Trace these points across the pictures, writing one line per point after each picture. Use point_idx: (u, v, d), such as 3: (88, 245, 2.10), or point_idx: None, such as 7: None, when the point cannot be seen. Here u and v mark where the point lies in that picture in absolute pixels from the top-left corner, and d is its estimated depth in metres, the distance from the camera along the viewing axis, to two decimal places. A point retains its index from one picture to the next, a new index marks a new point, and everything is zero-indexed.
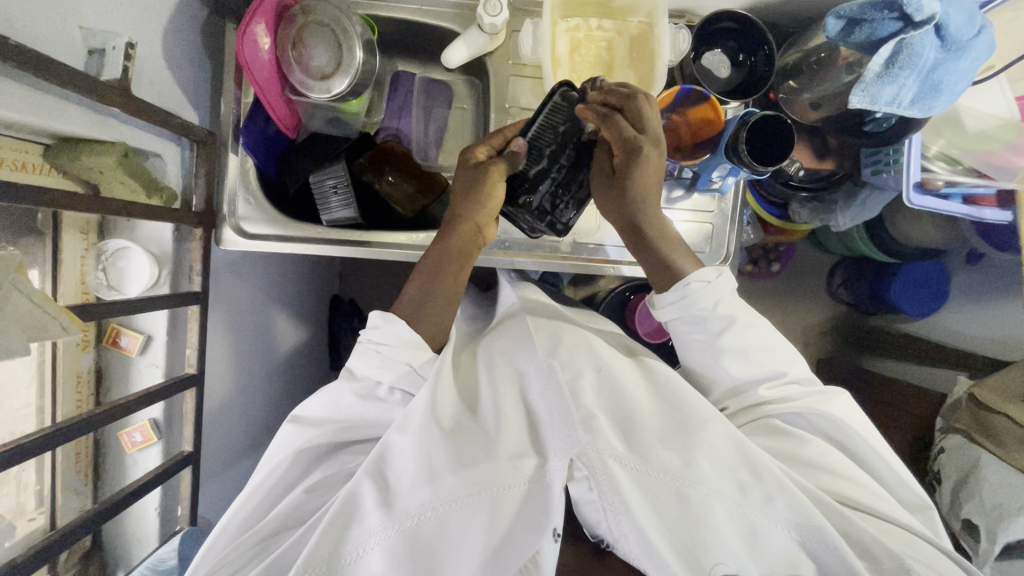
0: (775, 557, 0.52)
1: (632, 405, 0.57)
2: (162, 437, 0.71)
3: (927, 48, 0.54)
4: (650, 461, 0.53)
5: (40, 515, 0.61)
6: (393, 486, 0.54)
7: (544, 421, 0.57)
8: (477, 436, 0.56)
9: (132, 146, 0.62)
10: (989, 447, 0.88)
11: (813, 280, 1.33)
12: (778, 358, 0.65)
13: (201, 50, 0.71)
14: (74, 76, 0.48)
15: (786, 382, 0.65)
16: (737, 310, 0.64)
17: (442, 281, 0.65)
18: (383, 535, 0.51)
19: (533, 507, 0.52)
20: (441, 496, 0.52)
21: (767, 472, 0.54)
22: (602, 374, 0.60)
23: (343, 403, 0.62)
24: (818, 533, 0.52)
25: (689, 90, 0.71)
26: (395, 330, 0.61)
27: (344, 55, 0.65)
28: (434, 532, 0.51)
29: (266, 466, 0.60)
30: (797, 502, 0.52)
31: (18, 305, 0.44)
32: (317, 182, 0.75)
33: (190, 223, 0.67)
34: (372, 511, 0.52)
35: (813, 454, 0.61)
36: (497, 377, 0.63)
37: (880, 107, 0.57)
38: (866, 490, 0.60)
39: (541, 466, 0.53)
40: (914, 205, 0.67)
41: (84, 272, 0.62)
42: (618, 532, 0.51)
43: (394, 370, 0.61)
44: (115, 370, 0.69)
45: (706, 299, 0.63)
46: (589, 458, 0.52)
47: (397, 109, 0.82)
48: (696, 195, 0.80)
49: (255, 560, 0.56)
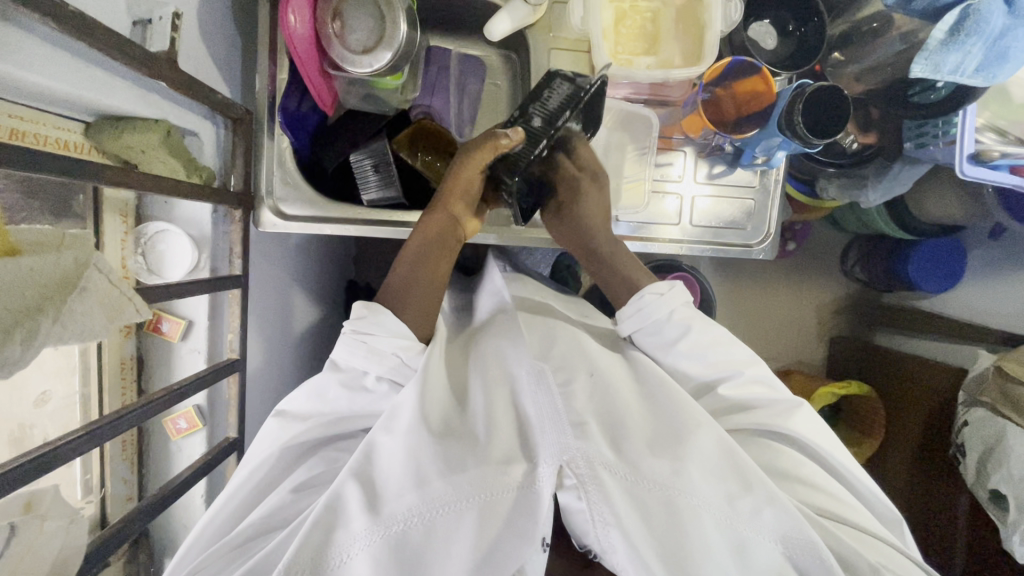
0: (764, 569, 0.50)
1: (622, 413, 0.55)
2: (207, 424, 0.69)
3: (995, 13, 0.53)
4: (639, 468, 0.50)
5: (89, 504, 0.60)
6: (379, 491, 0.50)
7: (534, 424, 0.53)
8: (466, 441, 0.53)
9: (173, 124, 0.60)
10: (1016, 419, 0.90)
11: (824, 259, 1.39)
12: (736, 358, 0.64)
13: (234, 23, 0.69)
14: (126, 45, 0.46)
15: (745, 381, 0.63)
16: (693, 318, 0.64)
17: (422, 270, 0.65)
18: (369, 540, 0.47)
19: (520, 514, 0.47)
20: (429, 502, 0.48)
21: (757, 480, 0.52)
22: (595, 380, 0.59)
23: (329, 394, 0.58)
24: (806, 546, 0.50)
25: (741, 60, 0.69)
26: (385, 322, 0.59)
27: (388, 27, 0.63)
28: (421, 538, 0.47)
29: (250, 462, 0.57)
30: (786, 513, 0.50)
31: (99, 284, 0.42)
32: (357, 162, 0.75)
33: (231, 204, 0.65)
34: (357, 515, 0.48)
35: (777, 463, 0.60)
36: (489, 380, 0.60)
37: (943, 75, 0.57)
38: (842, 503, 0.58)
39: (530, 473, 0.49)
40: (967, 175, 0.66)
41: (125, 255, 0.61)
42: (608, 544, 0.48)
43: (380, 359, 0.58)
44: (156, 356, 0.67)
45: (660, 309, 0.64)
46: (579, 465, 0.49)
47: (431, 86, 0.78)
48: (740, 169, 0.77)
49: (235, 564, 0.53)
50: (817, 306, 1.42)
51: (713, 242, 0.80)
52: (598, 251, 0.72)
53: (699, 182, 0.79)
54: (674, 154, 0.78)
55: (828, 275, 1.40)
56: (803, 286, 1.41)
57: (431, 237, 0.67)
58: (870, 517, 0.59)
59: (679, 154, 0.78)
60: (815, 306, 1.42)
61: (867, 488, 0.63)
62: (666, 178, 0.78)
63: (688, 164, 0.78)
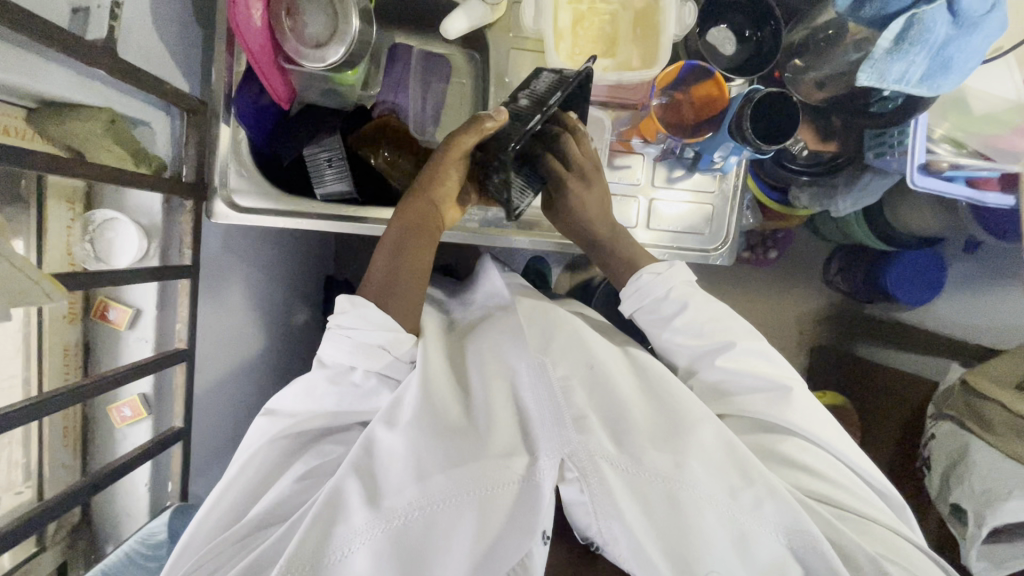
0: (761, 563, 0.50)
1: (624, 406, 0.54)
2: (151, 412, 0.69)
3: (939, 23, 0.52)
4: (641, 462, 0.50)
5: (27, 489, 0.62)
6: (380, 484, 0.51)
7: (535, 419, 0.53)
8: (465, 435, 0.53)
9: (120, 112, 0.60)
10: (981, 434, 0.89)
11: (808, 268, 1.35)
12: (735, 334, 0.64)
13: (192, 15, 0.69)
14: (57, 32, 0.46)
15: (746, 360, 0.62)
16: (690, 295, 0.65)
17: (404, 255, 0.62)
18: (370, 534, 0.48)
19: (522, 509, 0.48)
20: (429, 496, 0.48)
21: (759, 474, 0.51)
22: (594, 371, 0.57)
23: (318, 392, 0.58)
24: (806, 540, 0.50)
25: (694, 65, 0.69)
26: (368, 315, 0.56)
27: (341, 24, 0.63)
28: (421, 532, 0.48)
29: (240, 458, 0.57)
30: (786, 505, 0.50)
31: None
32: (310, 155, 0.73)
33: (180, 194, 0.65)
34: (358, 507, 0.49)
35: (786, 451, 0.59)
36: (487, 373, 0.58)
37: (888, 84, 0.57)
38: (847, 494, 0.58)
39: (531, 466, 0.50)
40: (918, 185, 0.65)
41: (71, 242, 0.62)
42: (608, 535, 0.49)
43: (365, 353, 0.57)
44: (105, 342, 0.68)
45: (658, 286, 0.65)
46: (580, 459, 0.49)
47: (394, 83, 0.77)
48: (698, 174, 0.78)
49: (235, 558, 0.52)
50: (796, 315, 1.36)
51: (671, 246, 0.80)
52: (602, 242, 0.71)
53: (656, 187, 0.78)
54: (632, 158, 0.78)
55: (808, 285, 1.35)
56: (787, 292, 1.36)
57: (412, 221, 0.63)
58: (875, 504, 0.59)
59: (638, 158, 0.78)
60: (795, 314, 1.37)
61: (877, 478, 0.63)
62: (626, 181, 0.78)
63: (647, 168, 0.78)
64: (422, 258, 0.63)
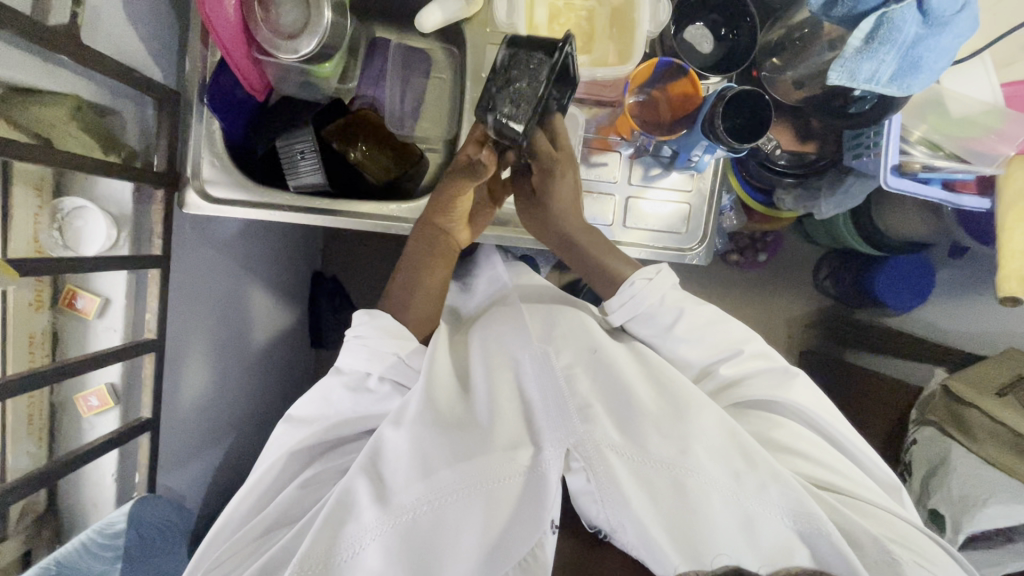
0: (769, 546, 0.49)
1: (625, 392, 0.53)
2: (120, 403, 0.69)
3: (909, 22, 0.52)
4: (647, 450, 0.49)
5: None
6: (389, 481, 0.51)
7: (539, 412, 0.53)
8: (470, 429, 0.52)
9: (87, 100, 0.60)
10: (961, 440, 0.88)
11: (797, 272, 1.35)
12: (735, 335, 0.63)
13: (166, 5, 0.69)
14: (16, 16, 0.46)
15: (745, 357, 0.62)
16: (685, 301, 0.62)
17: (422, 277, 0.65)
18: (380, 531, 0.48)
19: (529, 499, 0.49)
20: (438, 491, 0.49)
21: (762, 459, 0.50)
22: (597, 356, 0.56)
23: (334, 397, 0.59)
24: (812, 521, 0.49)
25: (669, 62, 0.69)
26: (383, 324, 0.59)
27: (313, 15, 0.63)
28: (430, 527, 0.48)
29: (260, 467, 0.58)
30: (789, 488, 0.49)
31: None
32: (285, 147, 0.73)
33: (151, 183, 0.65)
34: (368, 505, 0.49)
35: (782, 437, 0.59)
36: (491, 363, 0.58)
37: (858, 83, 0.56)
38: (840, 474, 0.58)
39: (536, 457, 0.50)
40: (891, 187, 0.66)
41: (38, 229, 0.61)
42: (618, 523, 0.49)
43: (383, 360, 0.58)
44: (71, 332, 0.67)
45: (650, 296, 0.61)
46: (586, 448, 0.49)
47: (375, 76, 0.80)
48: (676, 173, 0.77)
49: (250, 560, 0.53)
50: (785, 319, 1.37)
51: (652, 245, 0.79)
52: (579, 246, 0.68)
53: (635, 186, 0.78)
54: (610, 155, 0.77)
55: (799, 288, 1.35)
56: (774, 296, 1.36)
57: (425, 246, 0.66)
58: (869, 483, 0.59)
59: (615, 155, 0.77)
60: (784, 319, 1.37)
61: (871, 457, 0.63)
62: (605, 180, 0.77)
63: (623, 167, 0.77)
64: (439, 277, 0.67)
